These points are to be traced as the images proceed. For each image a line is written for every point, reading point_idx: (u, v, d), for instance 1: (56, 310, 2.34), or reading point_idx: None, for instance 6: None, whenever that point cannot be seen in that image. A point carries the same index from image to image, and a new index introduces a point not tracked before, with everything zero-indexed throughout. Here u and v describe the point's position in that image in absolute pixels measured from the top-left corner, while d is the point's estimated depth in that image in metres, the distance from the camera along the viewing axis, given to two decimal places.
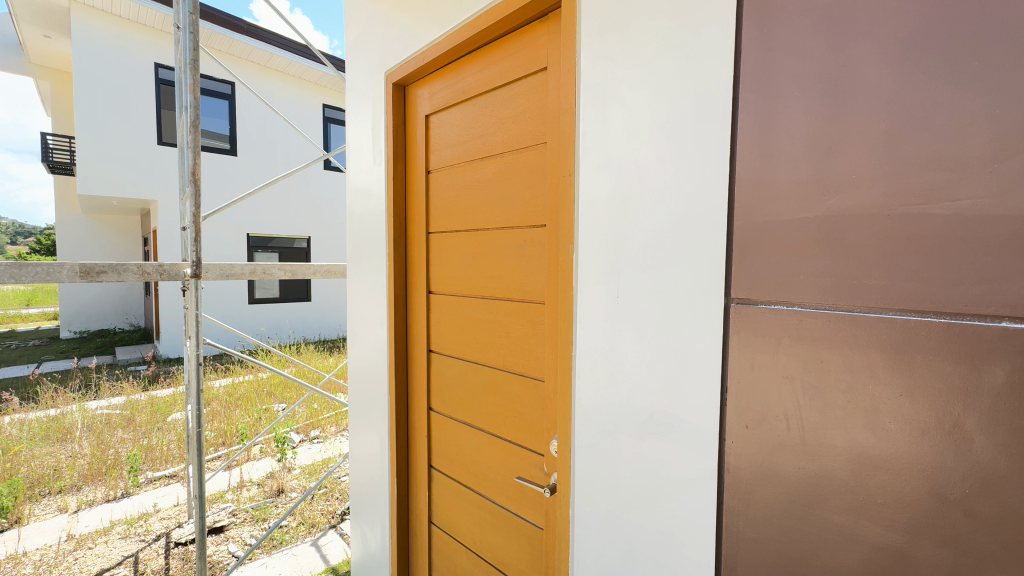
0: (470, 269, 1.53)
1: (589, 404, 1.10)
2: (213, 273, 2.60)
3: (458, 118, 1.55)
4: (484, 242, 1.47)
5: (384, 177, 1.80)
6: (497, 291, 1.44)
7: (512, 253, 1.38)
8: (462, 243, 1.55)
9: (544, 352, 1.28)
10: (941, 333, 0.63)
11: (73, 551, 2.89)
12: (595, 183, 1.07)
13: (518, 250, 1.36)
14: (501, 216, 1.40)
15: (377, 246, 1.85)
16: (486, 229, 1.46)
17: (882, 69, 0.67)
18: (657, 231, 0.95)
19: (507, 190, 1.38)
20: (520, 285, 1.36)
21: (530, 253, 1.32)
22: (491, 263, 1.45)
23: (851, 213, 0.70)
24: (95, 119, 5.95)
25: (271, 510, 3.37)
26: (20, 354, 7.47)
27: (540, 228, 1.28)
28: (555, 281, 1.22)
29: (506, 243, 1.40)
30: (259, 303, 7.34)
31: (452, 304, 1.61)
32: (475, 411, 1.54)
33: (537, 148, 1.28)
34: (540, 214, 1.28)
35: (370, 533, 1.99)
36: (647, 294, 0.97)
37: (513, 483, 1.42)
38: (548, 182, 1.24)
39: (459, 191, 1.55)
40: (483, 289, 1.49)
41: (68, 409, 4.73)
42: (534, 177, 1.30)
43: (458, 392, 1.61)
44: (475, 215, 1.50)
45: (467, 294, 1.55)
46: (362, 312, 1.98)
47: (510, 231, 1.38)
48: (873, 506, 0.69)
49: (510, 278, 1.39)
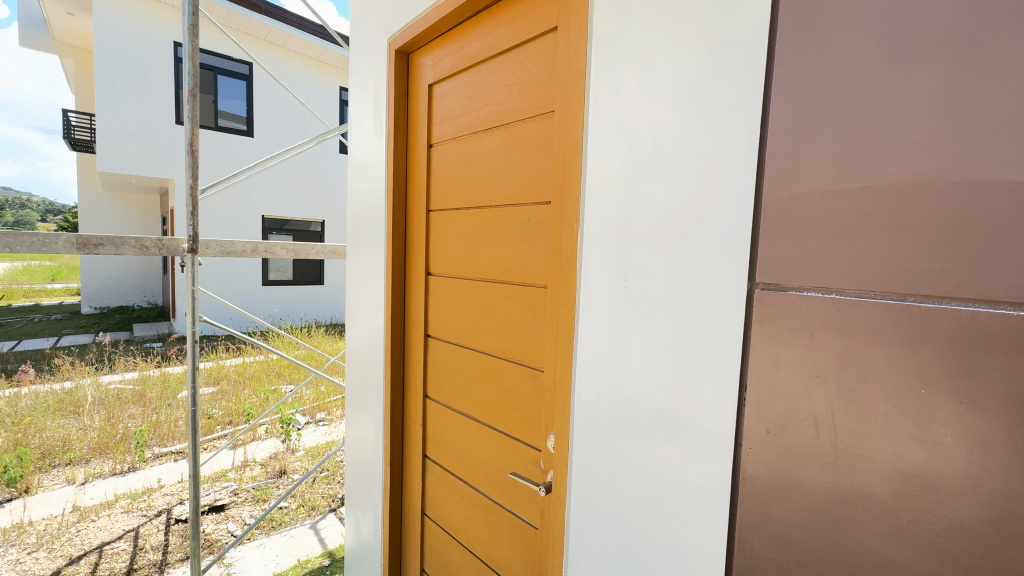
0: (469, 249, 1.44)
1: (590, 398, 1.00)
2: (214, 249, 2.52)
3: (462, 87, 1.44)
4: (487, 223, 1.37)
5: (384, 151, 1.71)
6: (497, 273, 1.34)
7: (513, 233, 1.28)
8: (464, 222, 1.45)
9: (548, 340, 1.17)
10: (1015, 331, 0.52)
11: (76, 523, 2.92)
12: (603, 155, 0.96)
13: (521, 229, 1.25)
14: (505, 192, 1.30)
15: (378, 226, 1.77)
16: (489, 203, 1.36)
17: (956, 5, 0.55)
18: (671, 208, 0.84)
19: (510, 163, 1.28)
20: (522, 266, 1.26)
21: (535, 232, 1.21)
22: (494, 245, 1.35)
23: (906, 182, 0.58)
24: (114, 97, 5.97)
25: (272, 490, 3.35)
26: (42, 328, 7.67)
27: (545, 204, 1.18)
28: (558, 262, 1.12)
29: (509, 223, 1.29)
30: (273, 284, 7.39)
31: (452, 288, 1.52)
32: (472, 400, 1.45)
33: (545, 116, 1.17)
34: (545, 188, 1.17)
35: (364, 521, 1.93)
36: (659, 279, 0.86)
37: (508, 479, 1.33)
38: (555, 153, 1.12)
39: (462, 170, 1.45)
40: (484, 272, 1.39)
41: (82, 383, 4.82)
42: (540, 146, 1.18)
43: (455, 380, 1.52)
44: (477, 192, 1.40)
45: (467, 276, 1.46)
46: (360, 293, 1.90)
47: (513, 208, 1.28)
48: (919, 532, 0.59)
49: (513, 260, 1.29)
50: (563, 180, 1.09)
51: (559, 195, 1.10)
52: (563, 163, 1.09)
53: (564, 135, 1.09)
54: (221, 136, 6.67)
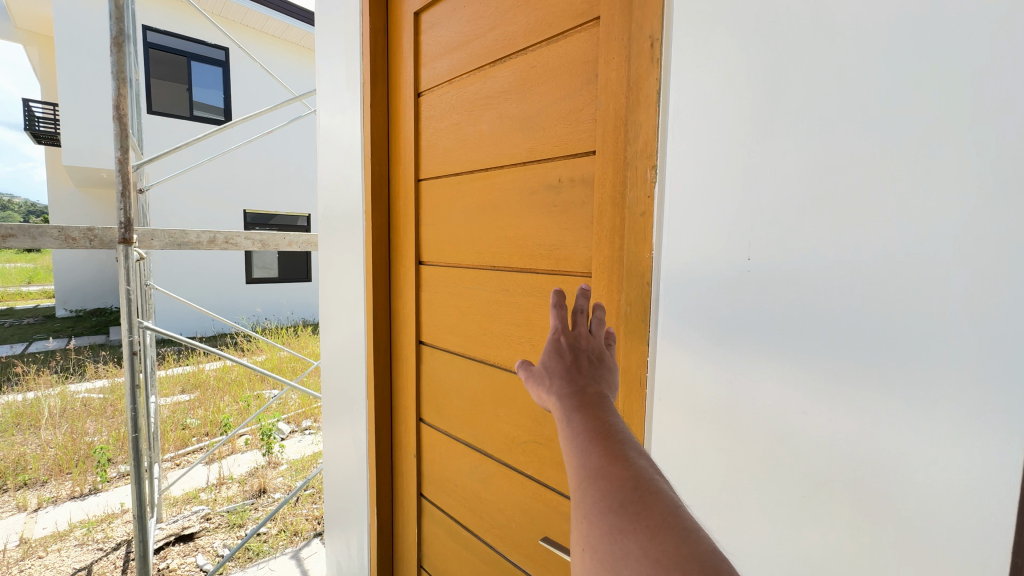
0: (475, 227, 1.06)
1: (686, 446, 0.66)
2: (161, 240, 2.12)
3: (460, 10, 1.07)
4: (499, 189, 1.00)
5: (360, 106, 1.34)
6: (514, 259, 0.97)
7: (539, 201, 0.91)
8: (466, 192, 1.08)
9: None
10: None
11: (18, 562, 2.53)
12: (705, 69, 0.61)
13: (551, 194, 0.88)
14: (525, 144, 0.93)
15: (356, 203, 1.39)
16: (501, 161, 0.98)
17: None
18: (852, 141, 0.49)
19: (532, 102, 0.91)
20: (553, 247, 0.89)
21: (571, 196, 0.84)
22: (510, 220, 0.98)
23: None
24: (75, 82, 5.49)
25: (250, 513, 2.99)
26: (9, 333, 7.18)
27: (588, 155, 0.81)
28: (616, 238, 0.76)
29: (532, 186, 0.92)
30: (257, 283, 6.96)
31: (452, 281, 1.15)
32: (480, 429, 1.09)
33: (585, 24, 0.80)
34: (589, 130, 0.80)
35: (348, 568, 1.58)
36: (827, 260, 0.52)
37: (536, 541, 0.96)
38: (604, 75, 0.75)
39: (463, 123, 1.08)
40: (496, 258, 1.02)
41: (43, 395, 4.40)
42: (579, 70, 0.81)
43: (457, 401, 1.16)
44: (484, 149, 1.03)
45: (471, 264, 1.08)
46: (335, 290, 1.53)
47: (538, 165, 0.91)
48: None
49: (539, 238, 0.92)
50: (622, 112, 0.72)
51: (614, 136, 0.74)
52: (621, 86, 0.72)
53: (621, 44, 0.72)
54: (195, 125, 6.21)
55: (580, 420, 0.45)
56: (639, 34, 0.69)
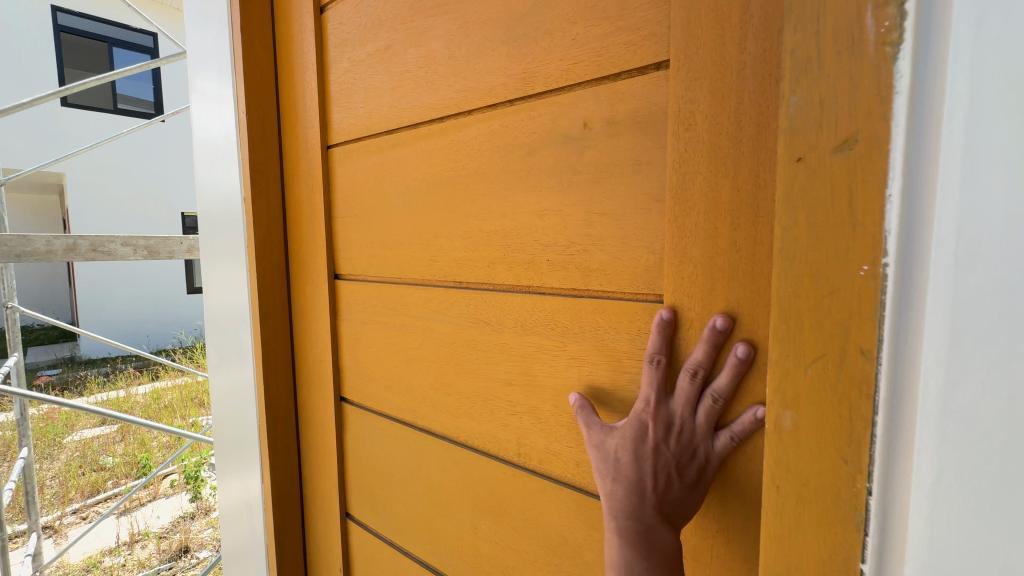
0: (426, 217, 0.63)
1: None
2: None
3: None
4: (470, 149, 0.57)
5: (228, 31, 0.85)
6: (504, 271, 0.55)
7: (549, 162, 0.50)
8: (407, 160, 0.65)
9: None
10: None
11: None
12: None
13: (574, 150, 0.48)
14: (517, 65, 0.52)
15: (233, 185, 0.90)
16: (471, 100, 0.56)
17: None
18: None
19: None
20: (580, 251, 0.49)
21: (623, 149, 0.45)
22: (489, 201, 0.56)
23: None
24: None
25: None
26: None
27: (659, 70, 0.42)
28: (743, 228, 0.38)
29: (534, 136, 0.51)
30: None
31: (386, 306, 0.71)
32: (447, 550, 0.66)
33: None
34: (657, 21, 0.42)
35: None
36: None
37: None
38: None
39: (395, 40, 0.64)
40: (465, 269, 0.60)
41: None
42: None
43: (405, 500, 0.72)
44: (437, 81, 0.60)
45: (423, 281, 0.65)
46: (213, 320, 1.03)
47: (547, 98, 0.50)
48: None
49: (552, 234, 0.51)
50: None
51: (746, 19, 0.36)
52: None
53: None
54: None
55: (617, 493, 0.40)
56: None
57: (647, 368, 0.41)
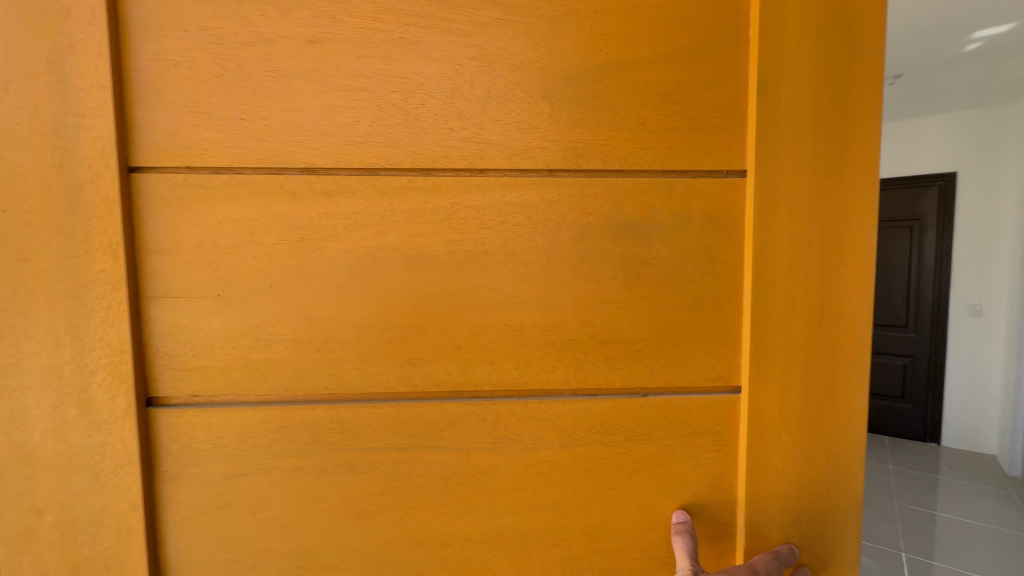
0: (402, 302, 0.44)
1: None
2: None
3: None
4: (490, 218, 0.44)
5: None
6: (543, 369, 0.45)
7: (610, 246, 0.45)
8: (359, 218, 0.43)
9: (770, 522, 0.46)
10: None
11: None
12: None
13: (642, 237, 0.45)
14: (563, 130, 0.44)
15: None
16: (493, 157, 0.44)
17: None
18: None
19: (582, 43, 0.43)
20: (643, 344, 0.45)
21: (701, 242, 0.45)
22: (522, 283, 0.45)
23: None
24: None
25: None
26: None
27: (734, 175, 0.45)
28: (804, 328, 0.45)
29: (589, 215, 0.44)
30: None
31: (299, 439, 0.44)
32: None
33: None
34: (730, 131, 0.44)
35: None
36: None
37: None
38: (795, 39, 0.43)
39: (331, 35, 0.42)
40: (475, 369, 0.45)
41: None
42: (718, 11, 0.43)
43: None
44: (426, 117, 0.43)
45: (387, 393, 0.45)
46: None
47: (609, 175, 0.44)
48: None
49: (613, 326, 0.45)
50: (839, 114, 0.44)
51: (820, 152, 0.44)
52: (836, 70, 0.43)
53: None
54: None
55: None
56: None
57: (679, 541, 0.44)
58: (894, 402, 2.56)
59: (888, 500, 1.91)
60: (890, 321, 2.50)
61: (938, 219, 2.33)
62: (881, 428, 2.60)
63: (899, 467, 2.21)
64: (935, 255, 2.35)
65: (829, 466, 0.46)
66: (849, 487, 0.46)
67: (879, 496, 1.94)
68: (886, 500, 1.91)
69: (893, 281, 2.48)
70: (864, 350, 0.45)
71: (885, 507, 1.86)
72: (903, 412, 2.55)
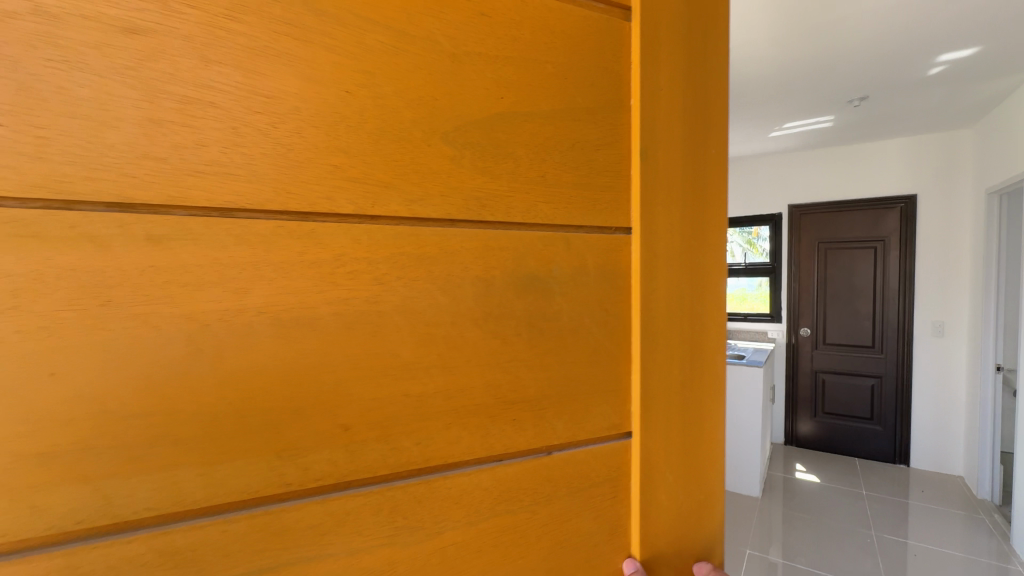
0: (265, 382, 0.34)
1: None
2: None
3: None
4: (382, 272, 0.38)
5: None
6: (446, 444, 0.40)
7: (514, 302, 0.42)
8: (205, 272, 0.33)
9: (661, 556, 0.49)
10: None
11: None
12: None
13: (543, 292, 0.43)
14: (467, 186, 0.40)
15: None
16: (388, 203, 0.37)
17: None
18: None
19: (477, 85, 0.40)
20: (546, 404, 0.44)
21: (597, 297, 0.45)
22: (421, 347, 0.39)
23: None
24: None
25: None
26: None
27: (620, 232, 0.47)
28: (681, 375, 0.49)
29: (492, 268, 0.41)
30: None
31: None
32: None
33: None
34: (621, 193, 0.46)
35: None
36: None
37: None
38: (666, 108, 0.47)
39: (158, 26, 0.31)
40: (363, 454, 0.38)
41: None
42: (603, 71, 0.45)
43: None
44: (300, 149, 0.35)
45: (243, 501, 0.34)
46: None
47: (509, 226, 0.42)
48: None
49: (516, 388, 0.43)
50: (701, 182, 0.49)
51: (688, 214, 0.48)
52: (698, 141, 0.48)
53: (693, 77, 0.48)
54: None
55: None
56: (714, 76, 0.49)
57: None
58: (865, 424, 2.74)
59: (864, 528, 1.98)
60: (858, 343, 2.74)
61: (900, 239, 2.58)
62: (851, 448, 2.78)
63: (871, 492, 2.32)
64: (898, 274, 2.58)
65: (701, 493, 0.51)
66: (712, 509, 0.52)
67: (853, 526, 2.00)
68: (865, 531, 1.96)
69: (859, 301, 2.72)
70: (717, 386, 0.53)
71: (865, 538, 1.89)
72: (873, 435, 2.72)
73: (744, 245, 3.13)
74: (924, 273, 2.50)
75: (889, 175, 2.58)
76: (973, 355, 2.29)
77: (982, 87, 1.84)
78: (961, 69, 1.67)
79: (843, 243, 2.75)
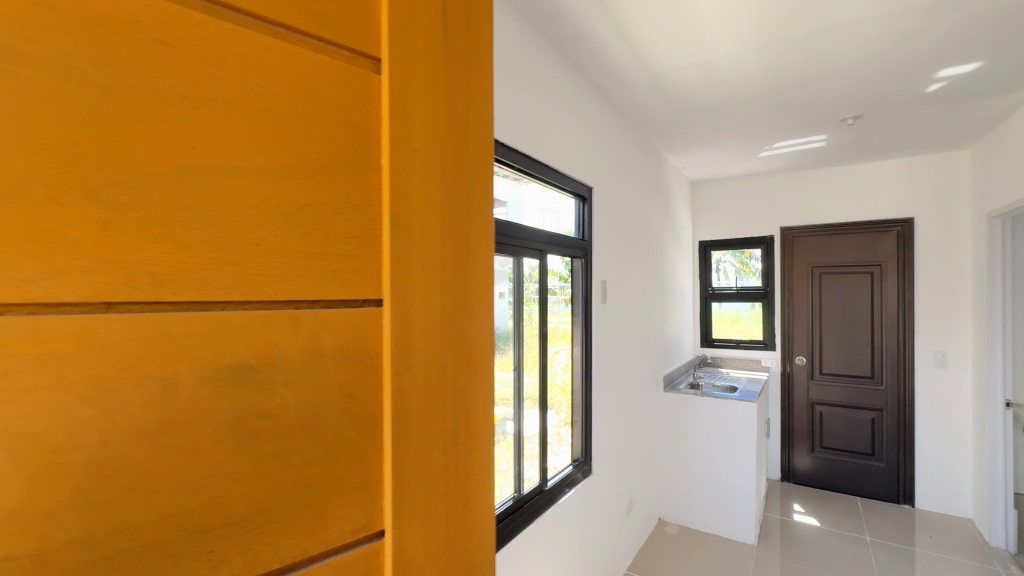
0: None
1: None
2: None
3: None
4: (1, 389, 0.31)
5: None
6: (114, 574, 0.35)
7: (215, 399, 0.39)
8: None
9: None
10: None
11: None
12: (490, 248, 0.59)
13: (262, 382, 0.41)
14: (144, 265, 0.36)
15: None
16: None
17: None
18: None
19: (158, 169, 0.37)
20: (271, 506, 0.42)
21: (331, 386, 0.45)
22: (76, 471, 0.34)
23: None
24: None
25: None
26: None
27: (369, 305, 0.48)
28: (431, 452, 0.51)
29: (175, 364, 0.37)
30: None
31: None
32: None
33: (340, 83, 0.46)
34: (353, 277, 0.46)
35: None
36: None
37: None
38: (420, 189, 0.50)
39: None
40: None
41: None
42: (340, 153, 0.45)
43: None
44: None
45: None
46: None
47: (204, 314, 0.39)
48: None
49: (219, 507, 0.39)
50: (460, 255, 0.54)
51: (427, 294, 0.51)
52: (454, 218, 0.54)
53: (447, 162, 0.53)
54: None
55: None
56: (470, 162, 0.56)
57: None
58: (868, 460, 3.24)
59: None
60: (860, 374, 3.27)
61: (896, 265, 3.14)
62: (860, 482, 3.25)
63: (876, 538, 2.73)
64: (896, 301, 3.14)
65: (455, 556, 0.54)
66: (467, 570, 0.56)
67: None
68: None
69: (859, 330, 3.28)
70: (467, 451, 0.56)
71: None
72: (876, 471, 3.21)
73: (736, 266, 3.72)
74: (921, 296, 3.06)
75: (887, 203, 3.15)
76: (978, 384, 2.79)
77: (985, 103, 2.22)
78: (956, 84, 2.05)
79: (835, 268, 3.34)
